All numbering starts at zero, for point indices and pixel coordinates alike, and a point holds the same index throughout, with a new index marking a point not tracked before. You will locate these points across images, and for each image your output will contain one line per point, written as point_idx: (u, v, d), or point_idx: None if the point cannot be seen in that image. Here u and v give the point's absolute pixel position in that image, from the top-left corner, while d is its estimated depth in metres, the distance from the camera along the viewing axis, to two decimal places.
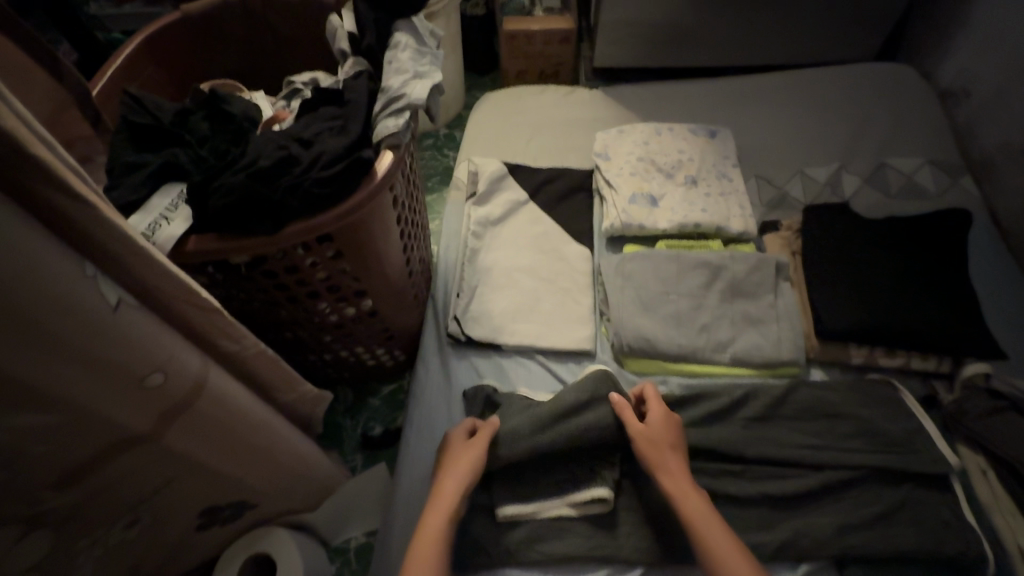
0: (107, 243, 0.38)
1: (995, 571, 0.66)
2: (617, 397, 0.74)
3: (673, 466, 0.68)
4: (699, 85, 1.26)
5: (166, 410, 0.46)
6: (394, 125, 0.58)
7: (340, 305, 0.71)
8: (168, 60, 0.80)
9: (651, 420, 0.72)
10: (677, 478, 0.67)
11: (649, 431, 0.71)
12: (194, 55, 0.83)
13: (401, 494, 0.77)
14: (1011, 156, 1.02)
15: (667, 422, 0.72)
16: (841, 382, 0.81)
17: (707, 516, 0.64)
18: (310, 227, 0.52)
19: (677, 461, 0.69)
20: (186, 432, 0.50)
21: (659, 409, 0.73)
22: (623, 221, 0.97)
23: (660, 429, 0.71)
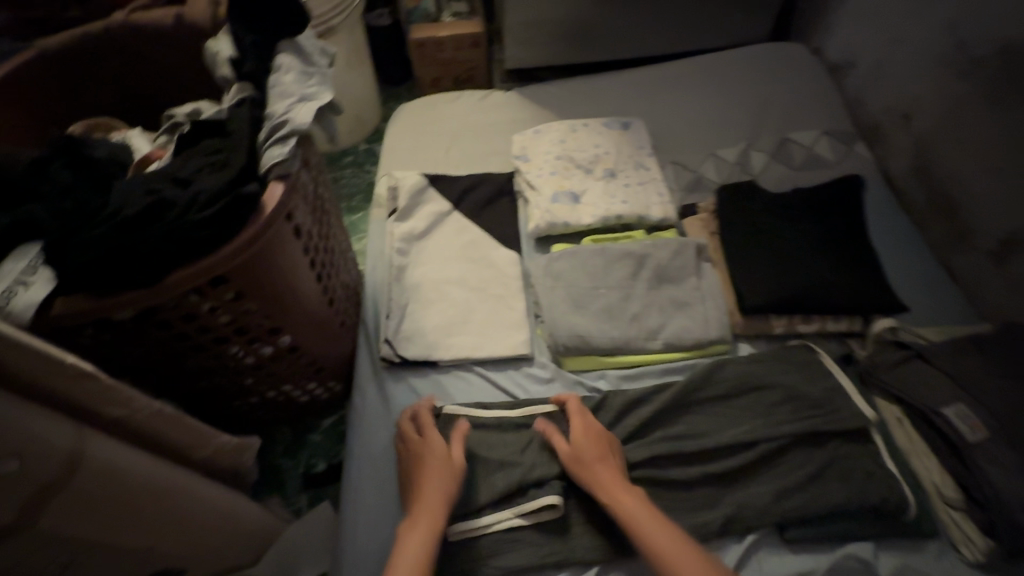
0: None
1: (918, 511, 0.71)
2: (542, 423, 0.77)
3: (606, 481, 0.69)
4: (610, 78, 1.28)
5: (39, 495, 0.42)
6: (280, 153, 0.55)
7: (254, 345, 0.68)
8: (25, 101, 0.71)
9: (577, 437, 0.73)
10: (614, 492, 0.68)
11: (569, 454, 0.72)
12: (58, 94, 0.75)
13: (347, 531, 0.74)
14: (895, 121, 1.10)
15: (597, 437, 0.73)
16: (766, 353, 0.85)
17: (648, 522, 0.65)
18: (198, 271, 0.49)
19: (608, 473, 0.70)
20: (72, 514, 0.45)
21: (580, 424, 0.75)
22: (548, 221, 0.98)
23: (587, 445, 0.72)
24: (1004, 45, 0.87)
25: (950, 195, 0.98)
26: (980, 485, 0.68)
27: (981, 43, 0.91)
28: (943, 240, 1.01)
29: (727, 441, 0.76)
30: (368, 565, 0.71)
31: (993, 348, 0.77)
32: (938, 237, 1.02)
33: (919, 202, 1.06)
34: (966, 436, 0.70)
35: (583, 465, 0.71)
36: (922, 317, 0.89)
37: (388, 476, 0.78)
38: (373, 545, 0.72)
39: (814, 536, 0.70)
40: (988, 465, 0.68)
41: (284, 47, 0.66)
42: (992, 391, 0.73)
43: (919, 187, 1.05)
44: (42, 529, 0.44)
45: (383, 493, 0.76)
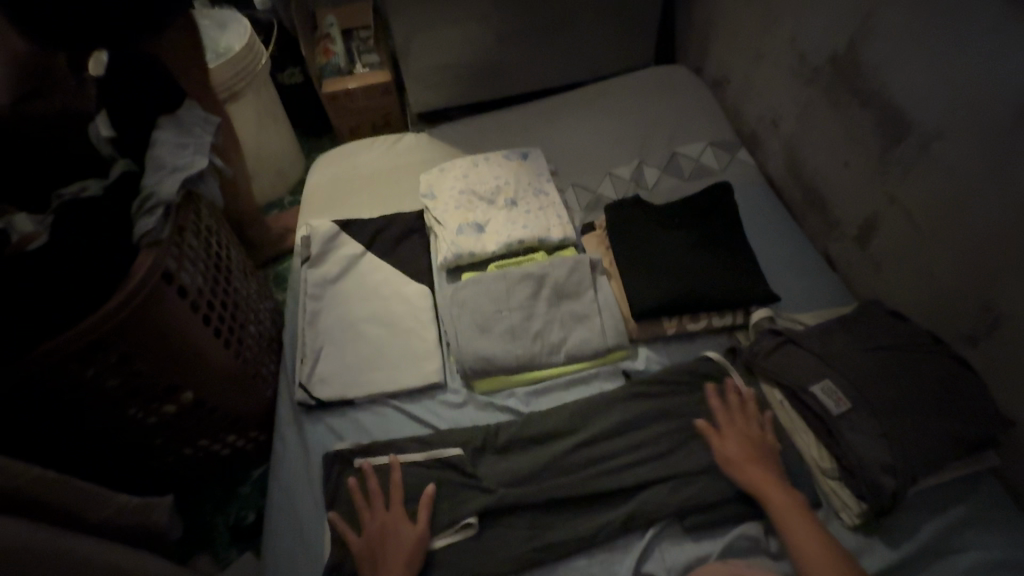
0: None
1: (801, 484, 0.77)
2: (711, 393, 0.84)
3: (760, 476, 0.74)
4: (513, 112, 1.37)
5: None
6: (147, 224, 0.62)
7: (154, 405, 0.71)
8: None
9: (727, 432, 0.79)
10: (766, 485, 0.73)
11: (726, 445, 0.78)
12: None
13: (268, 574, 0.76)
14: (766, 126, 1.21)
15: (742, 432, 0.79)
16: (672, 365, 0.90)
17: (794, 517, 0.70)
18: (62, 343, 0.56)
19: (760, 470, 0.75)
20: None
21: (733, 419, 0.80)
22: (454, 253, 1.03)
23: (734, 441, 0.78)
24: (833, 54, 0.98)
25: (818, 189, 1.08)
26: (847, 453, 0.74)
27: (817, 53, 1.02)
28: (820, 230, 1.10)
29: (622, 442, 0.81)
30: None
31: (854, 325, 0.85)
32: (815, 229, 1.11)
33: (796, 198, 1.15)
34: (831, 409, 0.77)
35: (737, 463, 0.76)
36: (797, 304, 0.98)
37: (307, 521, 0.79)
38: None
39: (711, 521, 0.75)
40: (850, 433, 0.75)
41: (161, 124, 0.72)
42: (853, 365, 0.80)
43: (794, 185, 1.15)
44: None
45: (302, 534, 0.78)
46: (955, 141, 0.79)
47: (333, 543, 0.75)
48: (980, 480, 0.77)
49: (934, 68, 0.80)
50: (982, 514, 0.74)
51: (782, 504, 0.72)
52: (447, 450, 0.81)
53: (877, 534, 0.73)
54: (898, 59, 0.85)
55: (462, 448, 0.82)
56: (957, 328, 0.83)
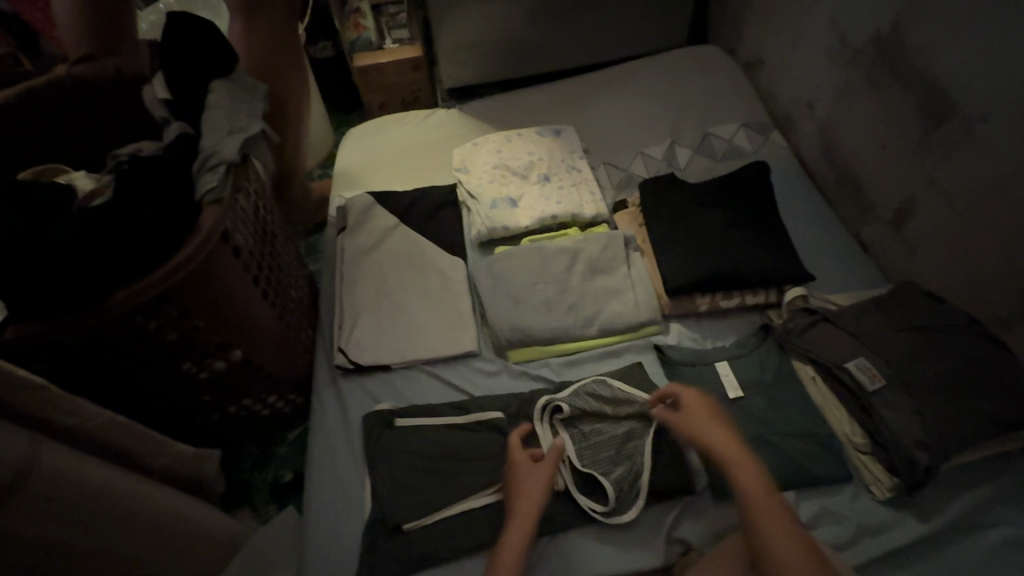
0: None
1: (832, 458, 0.78)
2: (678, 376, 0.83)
3: (714, 434, 0.73)
4: (543, 90, 1.36)
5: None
6: (211, 182, 0.63)
7: (206, 361, 0.74)
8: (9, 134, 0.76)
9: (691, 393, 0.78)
10: (721, 442, 0.72)
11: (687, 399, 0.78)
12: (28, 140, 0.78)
13: (311, 527, 0.78)
14: (801, 108, 1.20)
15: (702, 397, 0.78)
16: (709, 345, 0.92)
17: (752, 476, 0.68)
18: (131, 294, 0.58)
19: (719, 431, 0.73)
20: (41, 521, 0.50)
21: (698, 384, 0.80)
22: (488, 226, 1.05)
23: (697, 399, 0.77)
24: (875, 35, 0.97)
25: (853, 172, 1.07)
26: (880, 428, 0.76)
27: (858, 33, 1.01)
28: (852, 214, 1.09)
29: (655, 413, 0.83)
30: (331, 558, 0.75)
31: (887, 305, 0.86)
32: (848, 212, 1.11)
33: (829, 181, 1.14)
34: (865, 385, 0.78)
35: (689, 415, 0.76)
36: (829, 286, 0.99)
37: (348, 479, 0.82)
38: (335, 537, 0.77)
39: None
40: (884, 409, 0.76)
41: (216, 86, 0.73)
42: (888, 344, 0.81)
43: (828, 168, 1.14)
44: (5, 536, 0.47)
45: (343, 490, 0.81)
46: (1001, 123, 0.79)
47: (373, 500, 0.78)
48: (1012, 459, 0.78)
49: (983, 48, 0.79)
50: (1012, 492, 0.75)
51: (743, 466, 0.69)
52: (485, 412, 0.84)
53: (907, 509, 0.75)
54: (944, 39, 0.85)
55: (500, 412, 0.84)
56: (994, 311, 0.84)
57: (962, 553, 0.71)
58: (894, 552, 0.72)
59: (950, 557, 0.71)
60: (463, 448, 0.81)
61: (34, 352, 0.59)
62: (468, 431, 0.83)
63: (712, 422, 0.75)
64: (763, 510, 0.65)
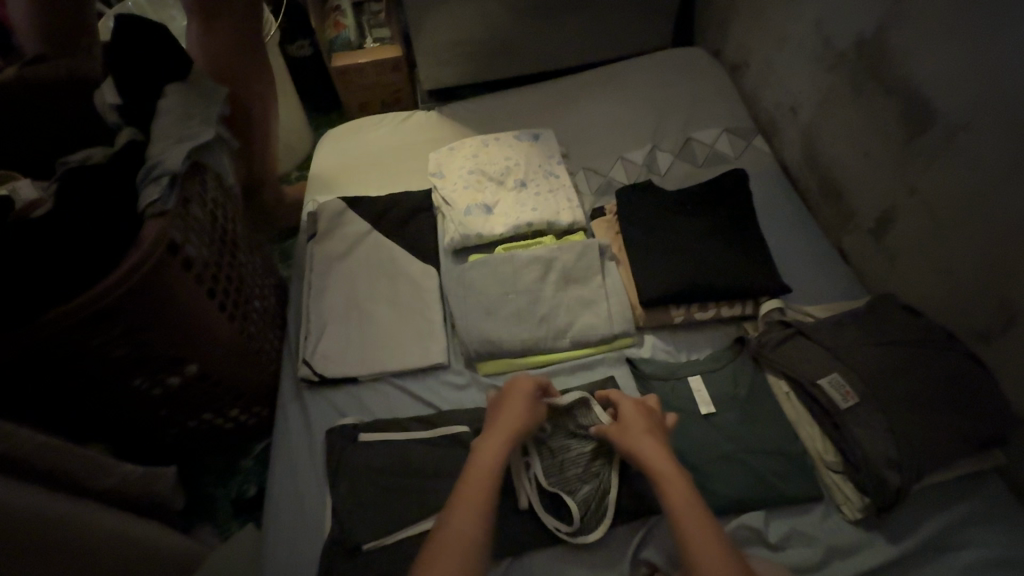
0: None
1: (804, 477, 0.76)
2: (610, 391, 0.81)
3: (648, 450, 0.70)
4: (524, 92, 1.34)
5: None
6: (155, 193, 0.61)
7: (159, 376, 0.71)
8: None
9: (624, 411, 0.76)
10: (654, 459, 0.70)
11: (625, 414, 0.76)
12: None
13: (269, 546, 0.76)
14: (784, 114, 1.17)
15: (639, 411, 0.76)
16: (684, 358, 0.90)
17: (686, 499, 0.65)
18: (67, 312, 0.55)
19: (653, 447, 0.71)
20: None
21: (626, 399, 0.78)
22: (461, 233, 1.02)
23: (631, 416, 0.75)
24: (858, 40, 0.95)
25: (835, 180, 1.05)
26: (851, 447, 0.74)
27: (842, 38, 0.99)
28: (834, 222, 1.07)
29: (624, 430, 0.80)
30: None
31: (864, 319, 0.84)
32: (829, 221, 1.08)
33: (811, 188, 1.12)
34: (838, 403, 0.76)
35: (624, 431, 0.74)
36: (807, 297, 0.97)
37: (308, 495, 0.80)
38: (293, 557, 0.75)
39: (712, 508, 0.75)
40: (856, 427, 0.74)
41: (169, 90, 0.70)
42: (863, 359, 0.79)
43: (810, 175, 1.12)
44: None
45: (303, 508, 0.79)
46: (982, 133, 0.77)
47: (332, 518, 0.76)
48: (986, 479, 0.76)
49: (964, 56, 0.77)
50: (985, 513, 0.73)
51: (677, 490, 0.66)
52: (451, 427, 0.82)
53: (878, 530, 0.73)
54: (926, 46, 0.82)
55: (466, 427, 0.82)
56: (971, 326, 0.82)
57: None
58: (862, 575, 0.70)
59: None
60: (427, 464, 0.79)
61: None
62: (434, 446, 0.81)
63: (648, 438, 0.72)
64: (692, 535, 0.62)
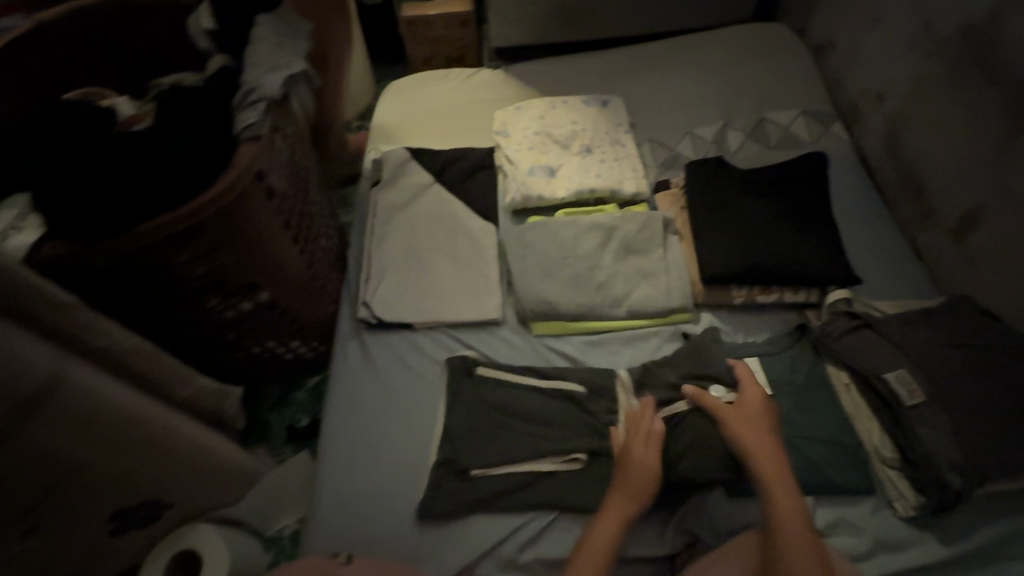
0: None
1: (857, 469, 0.76)
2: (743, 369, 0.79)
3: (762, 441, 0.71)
4: (594, 57, 1.30)
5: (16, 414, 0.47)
6: (251, 118, 0.62)
7: (234, 300, 0.73)
8: (55, 53, 0.75)
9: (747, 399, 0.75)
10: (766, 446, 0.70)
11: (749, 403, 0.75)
12: (70, 62, 0.77)
13: (322, 472, 0.80)
14: (869, 99, 1.12)
15: (762, 409, 0.74)
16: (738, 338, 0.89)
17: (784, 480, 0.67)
18: (160, 225, 0.55)
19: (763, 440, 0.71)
20: (48, 433, 0.51)
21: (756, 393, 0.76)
22: (523, 194, 1.01)
23: (755, 410, 0.74)
24: (966, 24, 0.89)
25: (918, 174, 1.00)
26: (912, 444, 0.72)
27: (947, 21, 0.92)
28: (910, 218, 1.03)
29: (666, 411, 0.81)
30: (341, 505, 0.77)
31: (938, 318, 0.81)
32: (905, 216, 1.04)
33: (889, 181, 1.07)
34: (902, 399, 0.74)
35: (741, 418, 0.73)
36: (876, 292, 0.93)
37: (363, 431, 0.82)
38: (348, 485, 0.78)
39: (761, 489, 0.75)
40: (920, 425, 0.72)
41: (262, 20, 0.71)
42: (935, 359, 0.76)
43: (890, 166, 1.07)
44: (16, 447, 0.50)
45: (358, 441, 0.82)
46: None
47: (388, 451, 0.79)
48: None
49: None
50: None
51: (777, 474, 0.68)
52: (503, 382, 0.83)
53: (929, 528, 0.72)
54: None
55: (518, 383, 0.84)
56: None
57: None
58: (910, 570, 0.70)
59: None
60: (481, 416, 0.81)
61: (60, 275, 0.58)
62: (485, 398, 0.82)
63: (758, 433, 0.71)
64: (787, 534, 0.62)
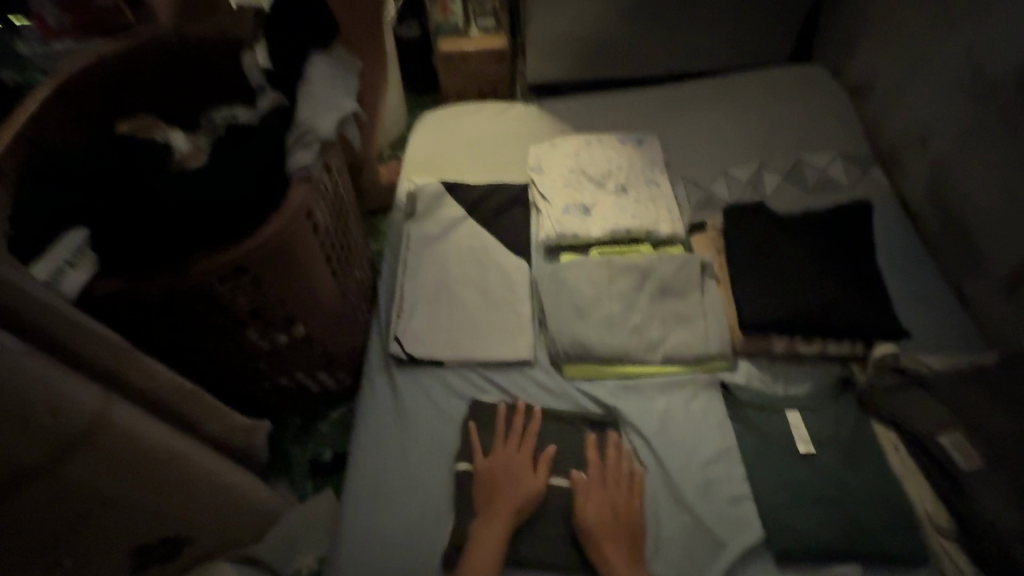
0: (14, 302, 0.47)
1: (910, 538, 0.71)
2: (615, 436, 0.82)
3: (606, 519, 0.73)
4: (628, 95, 1.31)
5: (60, 450, 0.49)
6: (304, 157, 0.63)
7: (271, 334, 0.73)
8: (114, 86, 0.77)
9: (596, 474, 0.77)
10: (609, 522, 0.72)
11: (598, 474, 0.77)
12: (126, 93, 0.79)
13: (347, 512, 0.78)
14: (911, 146, 1.10)
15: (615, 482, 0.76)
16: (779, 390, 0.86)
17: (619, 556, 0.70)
18: (211, 266, 0.57)
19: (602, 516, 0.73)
20: (87, 471, 0.52)
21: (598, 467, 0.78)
22: (558, 232, 1.01)
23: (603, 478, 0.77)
24: (1019, 76, 0.88)
25: (965, 224, 0.97)
26: (972, 515, 0.68)
27: (998, 71, 0.91)
28: (957, 269, 1.00)
29: (707, 465, 0.80)
30: (368, 550, 0.74)
31: (993, 377, 0.78)
32: (951, 266, 1.01)
33: (933, 230, 1.05)
34: (959, 464, 0.71)
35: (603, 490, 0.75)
36: (923, 346, 0.90)
37: (387, 471, 0.81)
38: (375, 527, 0.76)
39: (804, 555, 0.71)
40: (980, 494, 0.68)
41: (316, 60, 0.72)
42: (993, 421, 0.73)
43: (934, 215, 1.05)
44: (56, 484, 0.51)
45: (385, 481, 0.80)
46: None
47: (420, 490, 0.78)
48: None
49: None
50: None
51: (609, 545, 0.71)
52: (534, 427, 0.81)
53: None
54: None
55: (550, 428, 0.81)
56: None
57: None
58: None
59: None
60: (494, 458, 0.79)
61: (101, 308, 0.59)
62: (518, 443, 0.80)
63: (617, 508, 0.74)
64: None
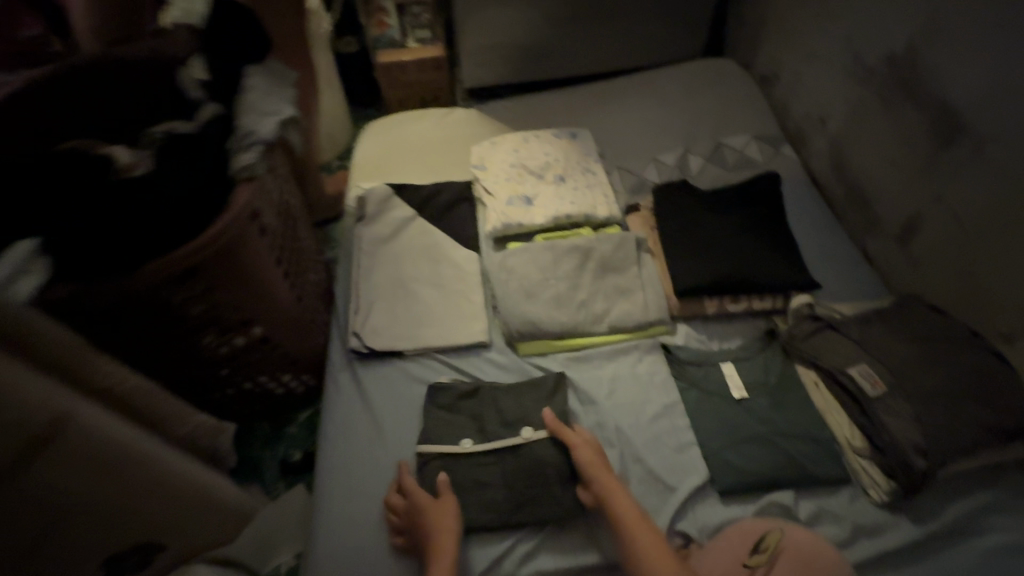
0: None
1: (832, 461, 0.80)
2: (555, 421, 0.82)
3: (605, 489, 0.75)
4: (560, 95, 1.39)
5: (25, 451, 0.50)
6: (247, 160, 0.68)
7: (228, 335, 0.76)
8: (54, 105, 0.79)
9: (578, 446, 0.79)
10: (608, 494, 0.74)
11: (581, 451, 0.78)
12: (67, 112, 0.81)
13: (318, 503, 0.80)
14: (812, 123, 1.23)
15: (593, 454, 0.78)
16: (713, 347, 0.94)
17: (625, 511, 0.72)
18: (164, 266, 0.60)
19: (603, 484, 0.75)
20: (56, 471, 0.53)
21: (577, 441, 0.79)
22: (503, 222, 1.07)
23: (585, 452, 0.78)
24: (890, 54, 1.00)
25: (862, 187, 1.10)
26: (880, 433, 0.77)
27: (874, 52, 1.04)
28: (859, 228, 1.12)
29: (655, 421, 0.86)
30: (340, 536, 0.77)
31: (890, 315, 0.89)
32: (854, 226, 1.13)
33: (838, 196, 1.17)
34: (866, 391, 0.80)
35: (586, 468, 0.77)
36: (835, 296, 1.01)
37: (353, 462, 0.83)
38: (345, 514, 0.79)
39: (744, 487, 0.79)
40: (885, 414, 0.78)
41: (253, 71, 0.76)
42: (892, 352, 0.83)
43: (837, 183, 1.17)
44: (25, 486, 0.51)
45: (352, 470, 0.83)
46: (1010, 144, 0.82)
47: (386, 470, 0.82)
48: (1004, 470, 0.80)
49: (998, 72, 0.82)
50: (1002, 502, 0.77)
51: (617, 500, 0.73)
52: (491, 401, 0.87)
53: (902, 513, 0.77)
54: (955, 63, 0.88)
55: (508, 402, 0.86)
56: (996, 325, 0.86)
57: (950, 561, 0.73)
58: (889, 552, 0.74)
59: (941, 560, 0.74)
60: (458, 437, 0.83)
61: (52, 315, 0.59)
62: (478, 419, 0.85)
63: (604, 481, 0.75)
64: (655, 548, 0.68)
